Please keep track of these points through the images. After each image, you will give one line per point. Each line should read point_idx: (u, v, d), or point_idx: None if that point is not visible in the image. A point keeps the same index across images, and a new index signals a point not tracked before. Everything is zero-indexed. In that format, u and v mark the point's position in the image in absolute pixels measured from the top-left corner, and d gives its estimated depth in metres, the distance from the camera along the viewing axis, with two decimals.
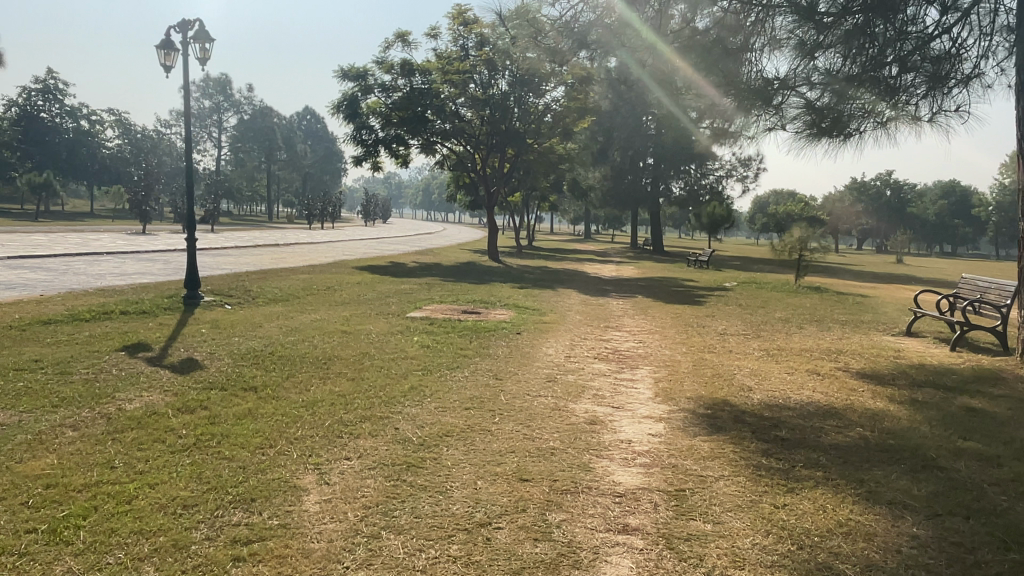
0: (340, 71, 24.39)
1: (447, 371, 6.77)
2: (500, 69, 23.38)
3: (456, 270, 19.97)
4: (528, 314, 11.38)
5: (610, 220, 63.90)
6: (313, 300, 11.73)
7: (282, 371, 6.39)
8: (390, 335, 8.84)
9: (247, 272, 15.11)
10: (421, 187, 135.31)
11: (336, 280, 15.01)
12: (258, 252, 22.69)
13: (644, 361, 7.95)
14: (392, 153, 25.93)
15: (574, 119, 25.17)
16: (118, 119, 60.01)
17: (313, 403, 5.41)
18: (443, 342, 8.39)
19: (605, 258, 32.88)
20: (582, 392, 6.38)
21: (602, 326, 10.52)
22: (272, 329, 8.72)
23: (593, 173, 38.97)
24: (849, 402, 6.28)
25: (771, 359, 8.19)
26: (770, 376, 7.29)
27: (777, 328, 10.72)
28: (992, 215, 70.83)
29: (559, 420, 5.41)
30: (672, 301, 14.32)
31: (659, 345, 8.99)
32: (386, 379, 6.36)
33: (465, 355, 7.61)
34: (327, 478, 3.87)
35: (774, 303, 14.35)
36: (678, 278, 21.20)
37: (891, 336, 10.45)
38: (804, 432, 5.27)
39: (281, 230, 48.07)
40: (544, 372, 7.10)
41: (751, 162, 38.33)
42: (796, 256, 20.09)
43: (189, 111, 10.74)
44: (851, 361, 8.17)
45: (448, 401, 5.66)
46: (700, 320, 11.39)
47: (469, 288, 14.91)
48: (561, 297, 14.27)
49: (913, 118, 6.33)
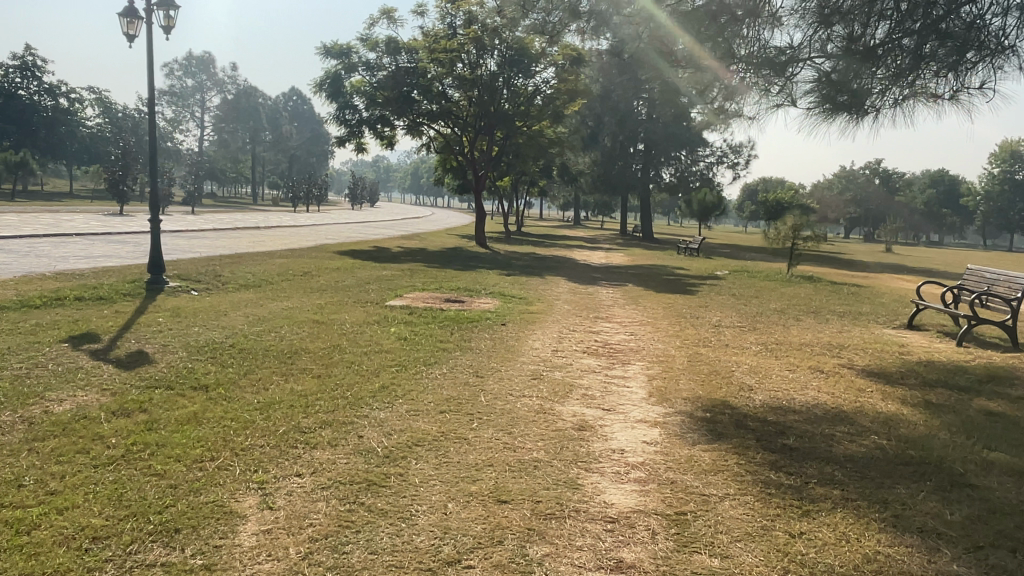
0: (323, 49, 23.59)
1: (424, 368, 6.18)
2: (489, 48, 22.60)
3: (441, 256, 19.36)
4: (513, 303, 10.80)
5: (599, 206, 63.37)
6: (287, 287, 11.11)
7: (239, 368, 5.82)
8: (364, 326, 8.24)
9: (221, 256, 14.44)
10: (410, 171, 134.25)
11: (314, 265, 14.38)
12: (236, 235, 21.99)
13: (635, 356, 7.42)
14: (377, 134, 25.21)
15: (566, 102, 24.52)
16: (98, 97, 58.64)
17: (268, 406, 4.85)
18: (422, 334, 7.82)
19: (594, 244, 32.35)
20: (569, 391, 5.84)
21: (591, 317, 9.97)
22: (236, 319, 8.11)
23: (584, 158, 38.31)
24: (858, 404, 5.78)
25: (770, 354, 7.67)
26: (770, 373, 6.78)
27: (775, 320, 10.22)
28: (980, 205, 70.75)
29: (543, 424, 4.86)
30: (664, 290, 13.79)
31: (651, 338, 8.45)
32: (355, 377, 5.78)
33: (445, 350, 7.02)
34: (271, 502, 3.31)
35: (768, 293, 13.86)
36: (668, 265, 20.66)
37: (893, 330, 9.98)
38: (814, 440, 4.76)
39: (265, 213, 47.28)
40: (528, 367, 6.55)
41: (742, 149, 37.78)
42: (788, 245, 19.62)
43: (152, 85, 10.04)
44: (856, 357, 7.68)
45: (421, 403, 5.09)
46: (694, 311, 10.86)
47: (453, 274, 14.34)
48: (549, 285, 13.70)
49: (935, 94, 5.77)
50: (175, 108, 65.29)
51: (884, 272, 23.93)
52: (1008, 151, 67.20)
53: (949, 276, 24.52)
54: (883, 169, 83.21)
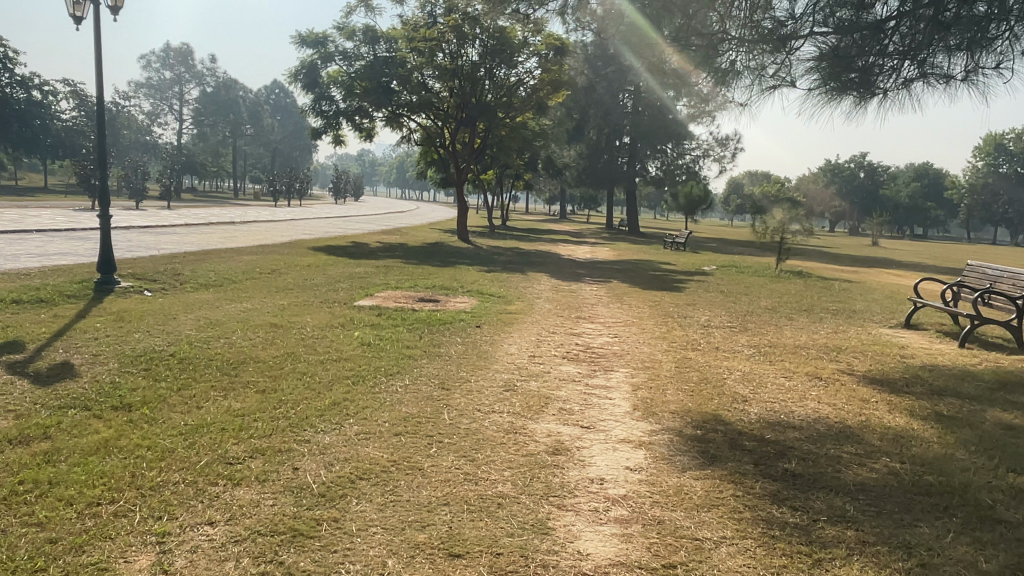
0: (298, 37, 22.82)
1: (384, 380, 5.56)
2: (470, 37, 21.90)
3: (421, 252, 18.73)
4: (490, 303, 10.19)
5: (585, 200, 62.86)
6: (249, 286, 10.45)
7: (173, 383, 5.18)
8: (326, 330, 7.59)
9: (186, 253, 13.68)
10: (395, 165, 133.30)
11: (283, 263, 13.68)
12: (209, 231, 21.23)
13: (618, 361, 6.85)
14: (356, 126, 24.49)
15: (549, 93, 23.93)
16: (72, 89, 57.15)
17: (197, 429, 4.24)
18: (388, 339, 7.19)
19: (579, 239, 31.84)
20: (544, 405, 5.24)
21: (573, 317, 9.39)
22: (186, 323, 7.45)
23: (569, 151, 37.71)
24: (864, 418, 5.23)
25: (764, 359, 7.11)
26: (765, 381, 6.22)
27: (766, 319, 9.69)
28: (964, 198, 71.05)
29: (512, 447, 4.25)
30: (649, 287, 13.22)
31: (635, 341, 7.87)
32: (306, 391, 5.15)
33: (411, 357, 6.39)
34: (166, 563, 2.73)
35: (757, 290, 13.35)
36: (654, 260, 20.13)
37: (890, 329, 9.47)
38: (820, 465, 4.20)
39: (245, 208, 46.16)
40: (500, 377, 5.95)
41: (728, 142, 37.33)
42: (777, 240, 19.15)
43: (100, 71, 9.33)
44: (856, 362, 7.14)
45: (374, 423, 4.46)
46: (681, 310, 10.30)
47: (431, 271, 13.70)
48: (529, 282, 13.09)
49: (945, 73, 5.31)
50: (153, 100, 63.99)
51: (872, 267, 23.57)
52: (991, 145, 67.51)
53: (938, 270, 24.20)
54: (868, 162, 83.33)
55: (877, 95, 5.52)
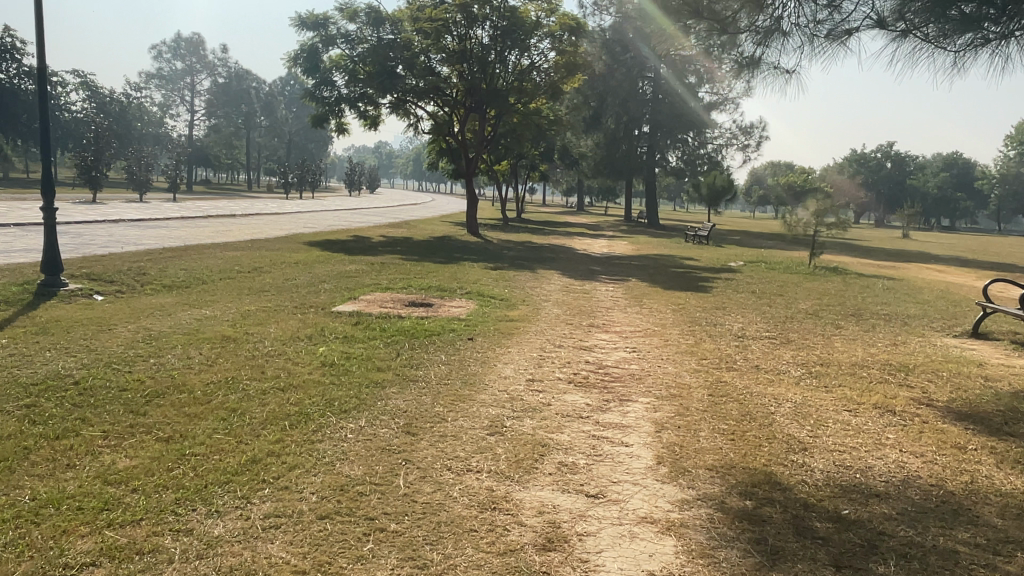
0: (297, 19, 21.59)
1: (333, 421, 4.27)
2: (481, 17, 20.58)
3: (425, 246, 17.48)
4: (490, 307, 8.88)
5: (604, 193, 61.29)
6: (219, 288, 9.27)
7: (49, 428, 3.95)
8: (285, 345, 6.33)
9: (162, 250, 12.50)
10: (412, 157, 132.22)
11: (268, 259, 12.48)
12: (202, 224, 20.07)
13: (636, 387, 5.53)
14: (361, 113, 23.25)
15: (564, 78, 22.58)
16: (81, 80, 56.13)
17: (42, 508, 3.02)
18: (357, 358, 5.90)
19: (597, 232, 30.50)
20: (538, 458, 3.93)
21: (584, 326, 8.06)
22: (120, 337, 6.27)
23: (585, 140, 36.32)
24: (968, 480, 3.89)
25: (818, 383, 5.75)
26: (826, 419, 4.87)
27: (809, 328, 8.31)
28: (994, 189, 68.65)
29: (485, 539, 2.96)
30: (672, 287, 11.85)
31: (658, 359, 6.53)
32: (223, 440, 3.91)
33: (380, 386, 5.10)
34: None
35: (792, 289, 11.95)
36: (675, 255, 18.74)
37: (956, 339, 8.07)
38: (932, 571, 2.88)
39: (254, 200, 45.07)
40: (488, 413, 4.66)
41: (753, 130, 35.66)
42: (810, 232, 17.64)
43: (42, 45, 8.22)
44: (933, 387, 5.77)
45: (296, 499, 3.19)
46: (709, 316, 8.98)
47: (430, 269, 12.44)
48: (538, 281, 11.78)
49: None
50: (164, 92, 63.07)
51: (912, 262, 21.96)
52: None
53: (981, 265, 22.57)
54: (896, 153, 80.87)
55: (986, 42, 4.50)
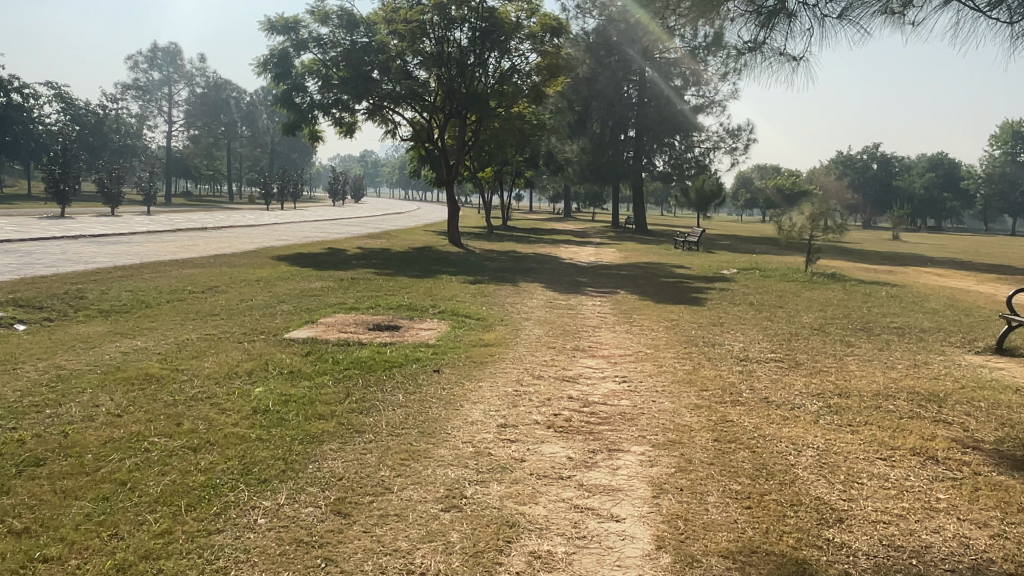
0: (266, 22, 20.66)
1: (245, 498, 3.36)
2: (458, 19, 19.79)
3: (404, 259, 16.58)
4: (464, 330, 8.00)
5: (591, 199, 60.64)
6: (162, 313, 8.32)
7: None
8: (215, 386, 5.38)
9: (111, 269, 11.54)
10: (398, 165, 131.43)
11: (228, 277, 11.52)
12: (167, 239, 19.09)
13: (627, 433, 4.63)
14: (336, 120, 22.32)
15: (546, 81, 21.83)
16: (54, 92, 54.84)
17: None
18: (297, 402, 4.96)
19: (584, 239, 29.72)
20: (502, 547, 3.04)
21: (567, 350, 7.19)
22: (21, 381, 5.31)
23: (570, 146, 35.55)
24: None
25: (841, 423, 4.88)
26: (857, 472, 3.99)
27: (818, 347, 7.47)
28: (980, 188, 68.52)
29: None
30: (664, 300, 10.99)
31: (652, 392, 5.64)
32: (91, 534, 3.02)
33: (317, 441, 4.17)
34: None
35: (792, 301, 11.13)
36: (665, 263, 17.96)
37: (980, 357, 7.27)
38: None
39: (233, 211, 43.91)
40: (445, 477, 3.75)
41: (740, 133, 34.98)
42: (806, 238, 16.84)
43: None
44: (974, 423, 4.92)
45: None
46: (706, 334, 8.12)
47: (403, 285, 11.56)
48: (520, 296, 10.92)
49: None
50: (141, 102, 61.88)
51: (909, 265, 21.25)
52: (1009, 133, 65.36)
53: (979, 267, 21.93)
54: (882, 154, 80.75)
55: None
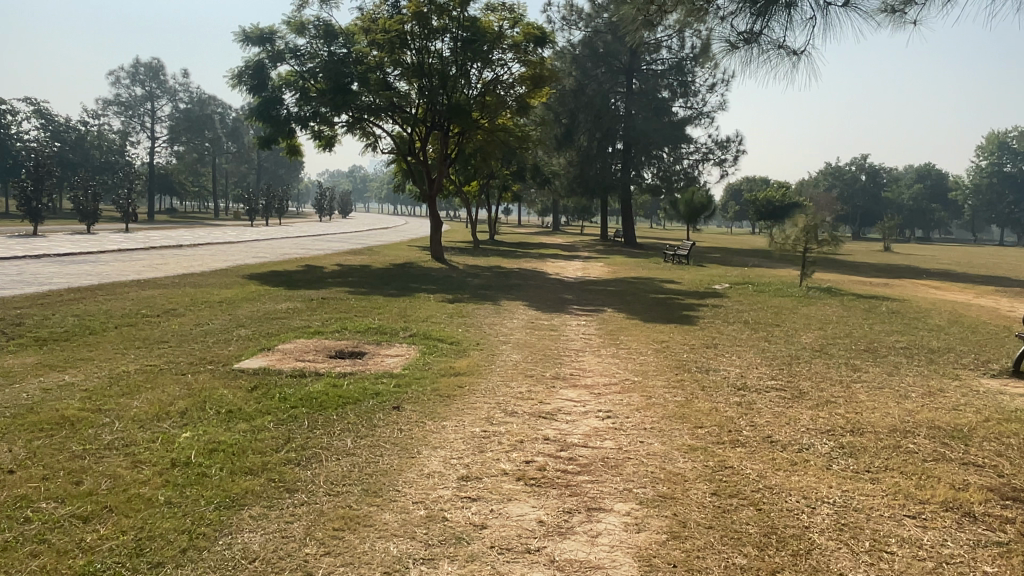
0: (241, 33, 20.00)
1: None
2: (439, 28, 19.26)
3: (382, 275, 15.86)
4: (434, 355, 7.31)
5: (580, 212, 60.02)
6: (105, 340, 7.59)
7: None
8: (136, 431, 4.65)
9: (62, 291, 10.74)
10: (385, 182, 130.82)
11: (189, 298, 10.77)
12: (136, 257, 18.26)
13: (610, 485, 3.94)
14: (314, 133, 21.66)
15: (530, 92, 21.27)
16: (33, 109, 53.79)
17: None
18: (226, 451, 4.26)
19: (571, 254, 29.03)
20: None
21: (547, 378, 6.50)
22: None
23: (556, 159, 35.03)
24: None
25: (857, 469, 4.22)
26: (885, 538, 3.33)
27: (822, 373, 6.81)
28: (967, 199, 68.60)
29: None
30: (652, 318, 10.34)
31: (640, 431, 4.95)
32: None
33: (237, 506, 3.47)
34: None
35: (788, 319, 10.50)
36: (655, 278, 17.34)
37: (997, 381, 6.66)
38: None
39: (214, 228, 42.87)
40: (385, 554, 3.05)
41: (729, 144, 34.41)
42: (799, 251, 16.27)
43: None
44: (1008, 467, 4.27)
45: None
46: (699, 358, 7.46)
47: (377, 305, 10.84)
48: (499, 316, 10.23)
49: None
50: (123, 118, 60.97)
51: (904, 278, 20.70)
52: (994, 144, 65.71)
53: (974, 280, 21.46)
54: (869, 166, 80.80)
55: None
